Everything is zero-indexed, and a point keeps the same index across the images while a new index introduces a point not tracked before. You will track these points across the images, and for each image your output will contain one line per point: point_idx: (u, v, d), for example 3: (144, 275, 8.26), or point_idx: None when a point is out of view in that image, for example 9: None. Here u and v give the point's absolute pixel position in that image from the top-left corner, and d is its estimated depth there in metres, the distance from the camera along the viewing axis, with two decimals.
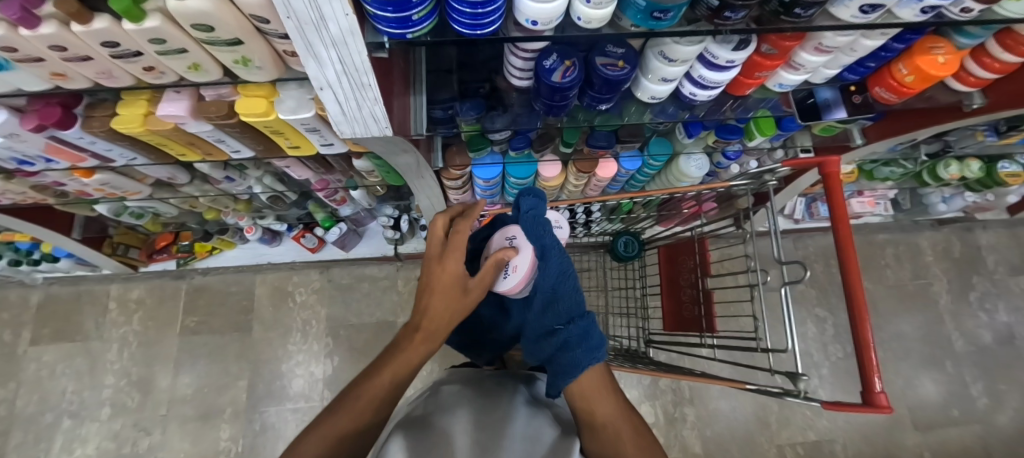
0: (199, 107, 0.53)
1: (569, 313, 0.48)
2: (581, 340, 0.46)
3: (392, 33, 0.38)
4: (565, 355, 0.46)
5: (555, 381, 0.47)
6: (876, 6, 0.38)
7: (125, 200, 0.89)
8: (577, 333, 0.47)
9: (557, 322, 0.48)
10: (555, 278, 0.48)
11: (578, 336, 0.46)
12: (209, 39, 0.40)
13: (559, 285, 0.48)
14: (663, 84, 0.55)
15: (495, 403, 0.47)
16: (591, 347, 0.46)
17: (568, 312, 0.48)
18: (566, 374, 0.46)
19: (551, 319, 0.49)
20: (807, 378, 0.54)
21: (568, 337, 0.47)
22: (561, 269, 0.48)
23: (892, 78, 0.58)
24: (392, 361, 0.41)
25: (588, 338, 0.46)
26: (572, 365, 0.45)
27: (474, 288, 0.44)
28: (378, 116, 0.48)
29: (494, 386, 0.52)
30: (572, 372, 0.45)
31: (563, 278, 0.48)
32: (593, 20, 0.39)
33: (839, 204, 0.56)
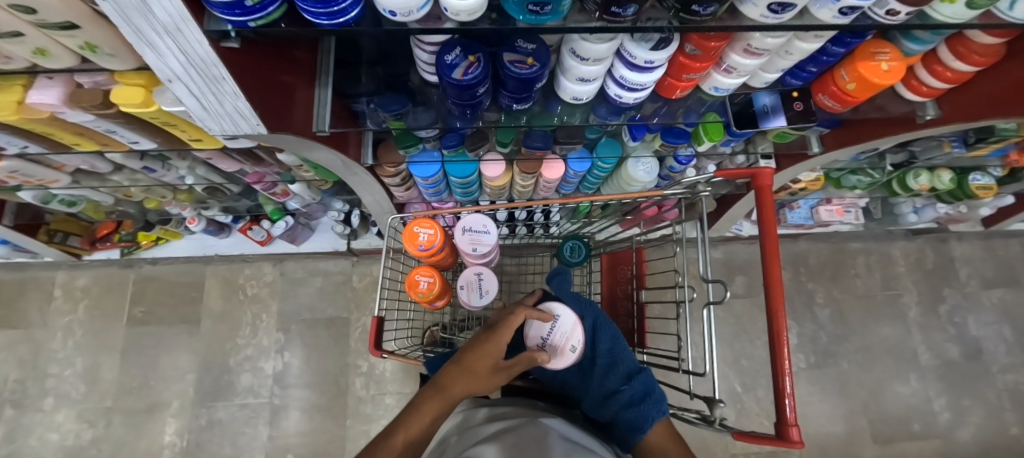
0: (75, 95, 0.48)
1: (626, 373, 0.60)
2: (645, 394, 0.56)
3: (233, 20, 0.33)
4: (640, 411, 0.55)
5: (627, 439, 0.55)
6: (784, 5, 0.34)
7: (49, 188, 0.84)
8: (639, 390, 0.57)
9: (620, 382, 0.58)
10: (613, 344, 0.62)
11: (644, 393, 0.57)
12: (38, 22, 0.35)
13: (613, 348, 0.62)
14: (582, 84, 0.51)
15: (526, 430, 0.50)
16: (654, 401, 0.56)
17: (626, 372, 0.59)
18: (638, 430, 0.54)
19: (614, 381, 0.59)
20: (723, 405, 0.51)
21: (633, 394, 0.57)
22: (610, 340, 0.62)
23: (835, 84, 0.54)
24: (430, 400, 0.48)
25: (651, 393, 0.56)
26: (643, 419, 0.54)
27: (502, 371, 0.52)
28: (245, 111, 0.44)
29: (520, 413, 0.56)
30: (644, 426, 0.54)
31: (613, 345, 0.62)
32: (462, 12, 0.34)
33: (768, 219, 0.53)
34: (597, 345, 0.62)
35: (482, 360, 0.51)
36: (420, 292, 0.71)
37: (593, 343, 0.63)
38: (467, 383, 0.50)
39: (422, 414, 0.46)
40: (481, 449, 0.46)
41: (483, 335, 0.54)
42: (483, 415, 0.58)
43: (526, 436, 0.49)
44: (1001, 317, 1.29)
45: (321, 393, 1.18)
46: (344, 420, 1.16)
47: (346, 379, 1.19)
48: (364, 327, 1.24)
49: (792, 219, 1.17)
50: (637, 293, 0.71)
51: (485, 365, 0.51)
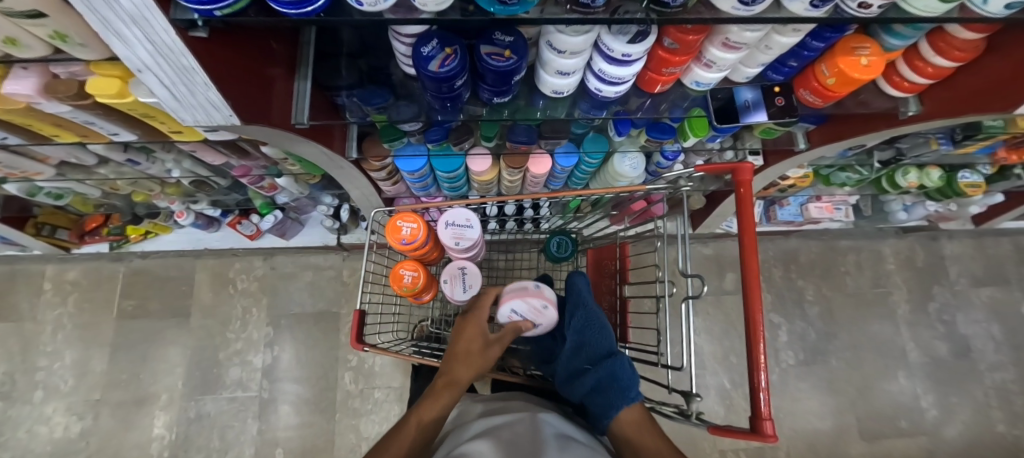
0: (50, 86, 0.48)
1: (596, 356, 0.57)
2: (610, 379, 0.54)
3: (198, 9, 0.33)
4: (607, 395, 0.53)
5: (598, 422, 0.55)
6: None
7: (34, 180, 0.84)
8: (604, 376, 0.54)
9: (587, 362, 0.57)
10: (588, 328, 0.59)
11: (609, 378, 0.54)
12: (4, 10, 0.35)
13: (584, 330, 0.59)
14: (561, 78, 0.51)
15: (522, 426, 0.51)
16: (621, 387, 0.53)
17: (595, 356, 0.57)
18: (604, 416, 0.53)
19: (581, 360, 0.57)
20: (700, 398, 0.51)
21: (599, 378, 0.55)
22: (588, 323, 0.60)
23: (816, 79, 0.54)
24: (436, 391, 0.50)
25: (617, 380, 0.54)
26: (608, 405, 0.53)
27: (493, 343, 0.56)
28: (218, 103, 0.43)
29: (515, 410, 0.57)
30: (611, 412, 0.53)
31: (587, 324, 0.59)
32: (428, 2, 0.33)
33: (747, 214, 0.52)
34: (571, 323, 0.61)
35: (470, 341, 0.56)
36: (405, 286, 0.71)
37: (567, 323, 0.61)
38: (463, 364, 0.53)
39: (431, 401, 0.49)
40: (479, 445, 0.46)
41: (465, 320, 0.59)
42: (479, 409, 0.59)
43: (524, 432, 0.49)
44: (990, 316, 1.30)
45: (311, 387, 1.18)
46: (334, 414, 1.16)
47: (336, 374, 1.20)
48: None
49: (782, 216, 1.17)
50: (620, 288, 0.71)
51: (474, 341, 0.56)
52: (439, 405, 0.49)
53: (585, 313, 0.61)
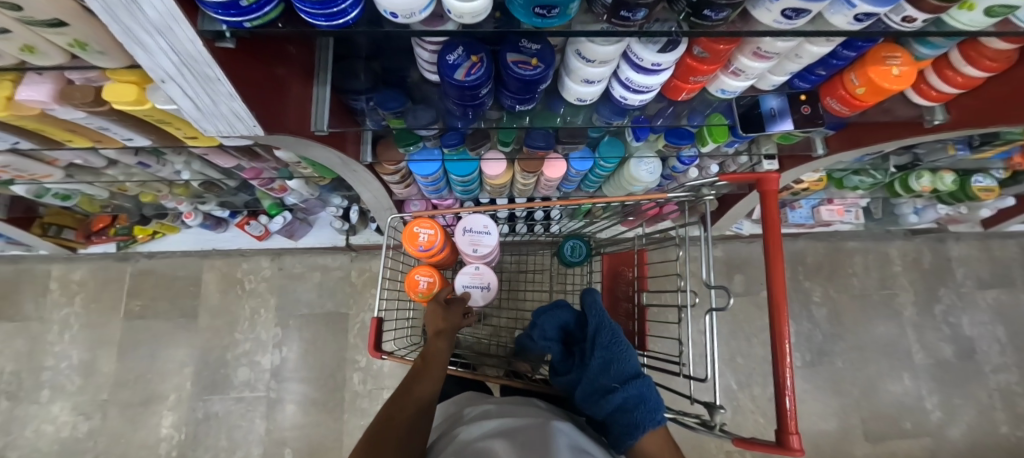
0: (65, 92, 0.46)
1: (623, 375, 0.57)
2: (636, 400, 0.54)
3: (229, 20, 0.32)
4: (633, 414, 0.53)
5: (621, 440, 0.54)
6: (799, 10, 0.33)
7: (42, 182, 0.83)
8: (633, 395, 0.54)
9: (615, 381, 0.56)
10: (614, 345, 0.59)
11: (636, 398, 0.54)
12: (25, 19, 0.34)
13: (612, 348, 0.59)
14: (586, 86, 0.50)
15: (531, 426, 0.52)
16: (647, 408, 0.53)
17: (622, 374, 0.57)
18: (628, 434, 0.53)
19: (609, 377, 0.57)
20: (723, 410, 0.51)
21: (626, 398, 0.54)
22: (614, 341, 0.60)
23: (844, 88, 0.53)
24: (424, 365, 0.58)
25: (644, 400, 0.54)
26: (632, 425, 0.53)
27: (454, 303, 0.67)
28: (243, 114, 0.43)
29: (522, 413, 0.57)
30: (634, 432, 0.53)
31: (615, 342, 0.60)
32: (466, 15, 0.32)
33: (772, 225, 0.52)
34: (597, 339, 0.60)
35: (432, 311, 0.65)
36: (420, 291, 0.71)
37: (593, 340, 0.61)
38: (436, 322, 0.63)
39: (429, 357, 0.59)
40: (493, 446, 0.47)
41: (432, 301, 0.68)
42: (485, 408, 0.60)
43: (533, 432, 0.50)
44: (995, 318, 1.30)
45: (319, 388, 1.18)
46: (342, 415, 1.17)
47: (344, 375, 1.20)
48: (363, 322, 1.24)
49: (793, 218, 1.16)
50: (638, 295, 0.70)
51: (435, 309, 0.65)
52: (434, 352, 0.59)
53: (610, 331, 0.61)
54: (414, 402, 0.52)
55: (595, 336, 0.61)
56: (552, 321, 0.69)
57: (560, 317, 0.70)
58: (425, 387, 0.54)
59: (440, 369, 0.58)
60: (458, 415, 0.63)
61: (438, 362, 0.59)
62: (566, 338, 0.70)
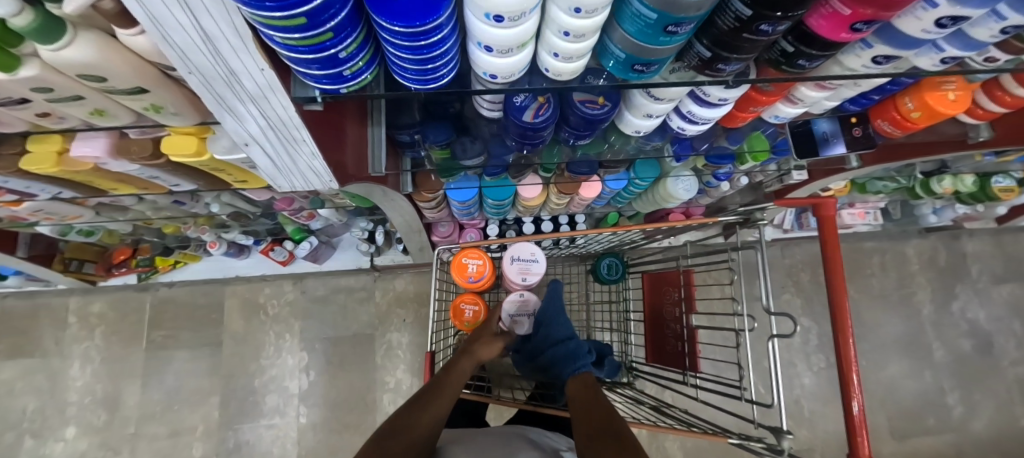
0: (120, 146, 0.45)
1: (558, 337, 0.64)
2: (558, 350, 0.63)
3: (324, 88, 0.32)
4: (562, 363, 0.61)
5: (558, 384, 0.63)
6: (890, 57, 0.34)
7: (69, 222, 0.81)
8: (561, 351, 0.62)
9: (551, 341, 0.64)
10: (551, 314, 0.68)
11: (564, 353, 0.61)
12: (106, 88, 0.33)
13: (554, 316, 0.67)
14: (647, 120, 0.49)
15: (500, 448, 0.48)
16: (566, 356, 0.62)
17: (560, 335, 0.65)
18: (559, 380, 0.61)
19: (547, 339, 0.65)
20: (791, 436, 0.52)
21: (556, 354, 0.62)
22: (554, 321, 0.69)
23: (896, 111, 0.53)
24: (447, 379, 0.56)
25: (570, 354, 0.61)
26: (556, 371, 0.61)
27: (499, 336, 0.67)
28: (319, 169, 0.45)
29: (492, 434, 0.53)
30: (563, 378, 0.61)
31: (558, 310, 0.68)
32: (563, 73, 0.33)
33: (833, 249, 0.53)
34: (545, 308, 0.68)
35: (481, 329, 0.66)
36: (467, 321, 0.71)
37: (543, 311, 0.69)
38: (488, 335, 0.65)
39: (439, 387, 0.54)
40: None
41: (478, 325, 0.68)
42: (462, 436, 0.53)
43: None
44: (1010, 312, 1.32)
45: (349, 411, 1.18)
46: None
47: (374, 396, 1.19)
48: (389, 342, 1.23)
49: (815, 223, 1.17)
50: (686, 316, 0.70)
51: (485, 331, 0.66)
52: (458, 378, 0.57)
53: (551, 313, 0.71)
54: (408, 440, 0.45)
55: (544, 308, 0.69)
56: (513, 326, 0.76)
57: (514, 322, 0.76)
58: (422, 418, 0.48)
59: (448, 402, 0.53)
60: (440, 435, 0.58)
61: (447, 391, 0.54)
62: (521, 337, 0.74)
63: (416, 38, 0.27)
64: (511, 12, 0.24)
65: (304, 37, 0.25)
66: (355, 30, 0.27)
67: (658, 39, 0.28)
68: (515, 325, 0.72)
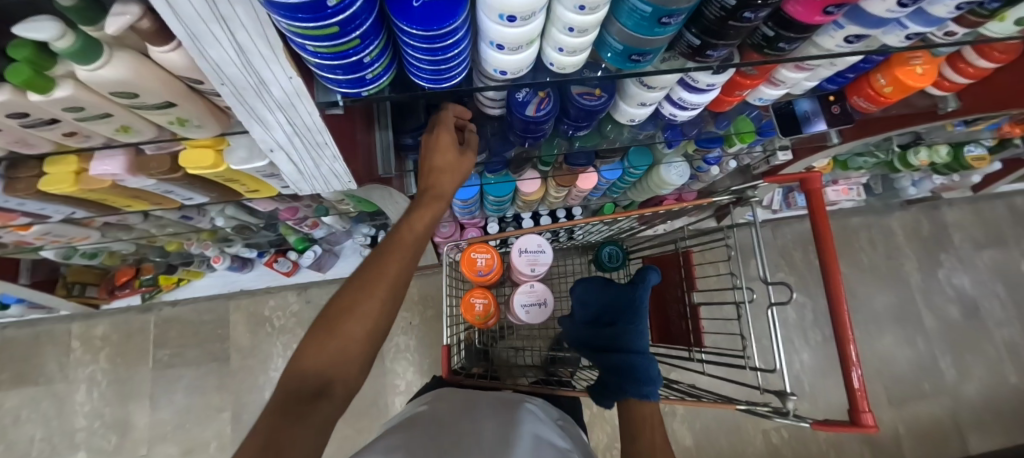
0: (138, 163, 0.47)
1: (636, 347, 0.61)
2: (634, 370, 0.57)
3: (346, 92, 0.34)
4: (628, 383, 0.56)
5: (608, 396, 0.57)
6: (861, 36, 0.37)
7: (74, 244, 0.81)
8: (636, 363, 0.58)
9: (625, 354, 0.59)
10: (635, 323, 0.63)
11: (632, 367, 0.57)
12: (136, 104, 0.35)
13: (636, 322, 0.63)
14: (641, 108, 0.52)
15: (506, 425, 0.47)
16: (639, 379, 0.56)
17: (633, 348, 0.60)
18: (615, 395, 0.56)
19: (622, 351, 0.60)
20: (795, 397, 0.55)
21: (625, 363, 0.58)
22: (638, 320, 0.64)
23: (871, 87, 0.57)
24: (389, 253, 0.42)
25: (638, 371, 0.57)
26: (620, 388, 0.56)
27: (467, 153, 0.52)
28: (338, 171, 0.48)
29: (493, 406, 0.53)
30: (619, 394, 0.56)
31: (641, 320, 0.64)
32: (566, 66, 0.36)
33: (822, 218, 0.56)
34: (630, 327, 0.62)
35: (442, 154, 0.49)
36: (477, 315, 0.73)
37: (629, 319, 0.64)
38: (444, 158, 0.49)
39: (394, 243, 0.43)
40: (450, 441, 0.43)
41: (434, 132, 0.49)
42: (452, 407, 0.52)
43: (494, 439, 0.43)
44: (993, 276, 1.38)
45: (361, 416, 1.19)
46: None
47: (385, 400, 1.20)
48: (397, 346, 1.25)
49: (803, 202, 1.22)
50: (688, 295, 0.73)
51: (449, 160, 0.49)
52: (423, 224, 0.46)
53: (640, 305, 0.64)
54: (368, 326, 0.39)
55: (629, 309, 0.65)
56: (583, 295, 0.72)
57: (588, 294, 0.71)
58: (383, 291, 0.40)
59: (408, 262, 0.43)
60: (435, 398, 0.56)
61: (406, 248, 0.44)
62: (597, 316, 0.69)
63: (431, 40, 0.29)
64: (522, 13, 0.27)
65: (333, 44, 0.27)
66: (377, 37, 0.29)
67: (652, 30, 0.31)
68: (528, 316, 0.74)
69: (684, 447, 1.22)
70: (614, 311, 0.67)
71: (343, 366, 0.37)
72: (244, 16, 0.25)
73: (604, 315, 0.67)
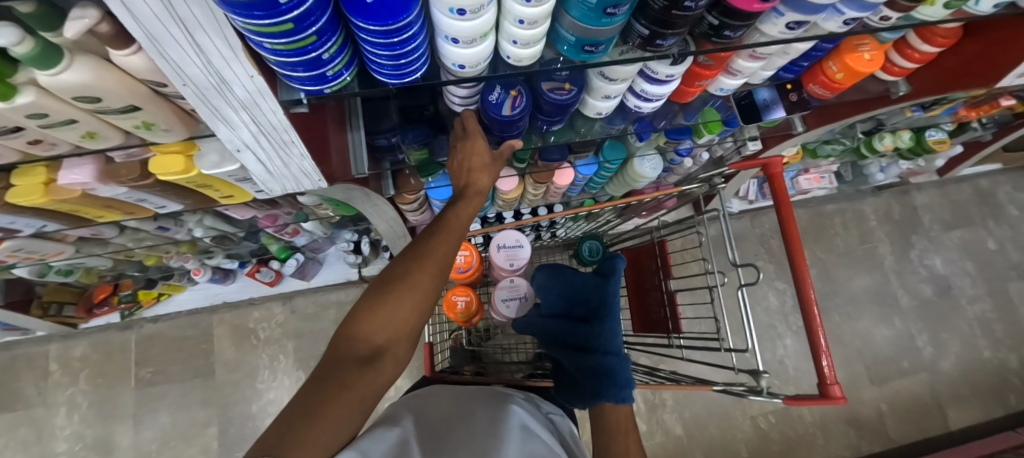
0: (108, 171, 0.47)
1: (609, 347, 0.60)
2: (609, 374, 0.56)
3: (308, 89, 0.35)
4: (602, 382, 0.55)
5: (586, 399, 0.56)
6: (801, 23, 0.39)
7: (48, 261, 0.80)
8: (609, 364, 0.57)
9: (600, 354, 0.59)
10: (607, 319, 0.63)
11: (606, 370, 0.56)
12: (100, 109, 0.36)
13: (606, 320, 0.62)
14: (606, 101, 0.54)
15: (499, 418, 0.48)
16: (614, 381, 0.55)
17: (607, 348, 0.60)
18: (592, 399, 0.55)
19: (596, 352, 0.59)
20: (768, 375, 0.57)
21: (597, 364, 0.57)
22: (611, 317, 0.63)
23: (823, 74, 0.60)
24: (439, 244, 0.47)
25: (613, 374, 0.56)
26: (596, 391, 0.55)
27: (497, 161, 0.56)
28: (308, 169, 0.49)
29: (484, 399, 0.53)
30: (596, 397, 0.55)
31: (614, 317, 0.63)
32: (523, 59, 0.37)
33: (783, 200, 0.59)
34: (601, 331, 0.62)
35: (478, 155, 0.53)
36: (460, 312, 0.74)
37: (602, 317, 0.63)
38: (480, 158, 0.54)
39: (442, 229, 0.49)
40: (443, 440, 0.43)
41: (472, 141, 0.53)
42: (443, 403, 0.52)
43: (484, 433, 0.45)
44: (962, 255, 1.43)
45: None
46: None
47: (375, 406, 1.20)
48: None
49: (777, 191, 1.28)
50: (665, 283, 0.75)
51: (481, 163, 0.54)
52: (467, 214, 0.52)
53: (614, 302, 0.63)
54: (413, 303, 0.43)
55: (603, 308, 0.64)
56: (554, 288, 0.70)
57: (559, 285, 0.69)
58: (426, 275, 0.45)
59: (451, 250, 0.48)
60: (434, 389, 0.57)
61: (454, 233, 0.49)
62: (570, 310, 0.68)
63: (388, 35, 0.30)
64: (471, 6, 0.28)
65: (290, 41, 0.28)
66: (334, 34, 0.30)
67: (601, 21, 0.32)
68: (510, 311, 0.76)
69: (675, 437, 1.23)
70: (583, 304, 0.67)
71: (390, 338, 0.42)
72: (200, 17, 0.25)
73: (577, 311, 0.67)
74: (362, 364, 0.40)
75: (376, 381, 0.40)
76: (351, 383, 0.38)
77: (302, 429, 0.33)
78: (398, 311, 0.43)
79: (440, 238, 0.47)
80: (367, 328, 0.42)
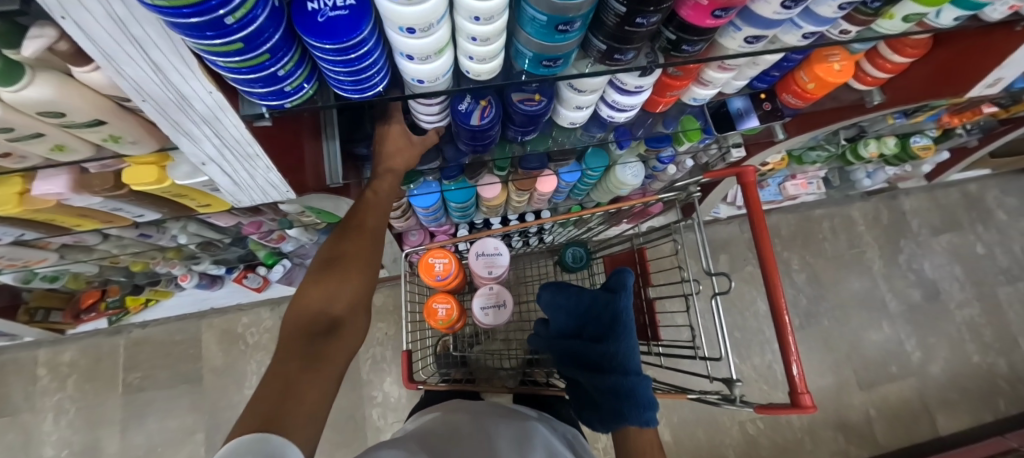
0: (81, 182, 0.47)
1: (629, 366, 0.58)
2: (632, 394, 0.56)
3: (270, 104, 0.35)
4: (626, 408, 0.56)
5: (608, 422, 0.58)
6: (758, 37, 0.40)
7: (32, 268, 0.80)
8: (631, 386, 0.56)
9: (621, 374, 0.58)
10: (625, 335, 0.60)
11: (628, 390, 0.56)
12: (65, 123, 0.36)
13: (621, 337, 0.60)
14: (578, 111, 0.54)
15: (525, 433, 0.51)
16: (637, 402, 0.56)
17: (627, 367, 0.58)
18: (615, 421, 0.57)
19: (616, 373, 0.58)
20: (741, 383, 0.57)
21: (618, 385, 0.57)
22: (626, 336, 0.60)
23: (796, 84, 0.60)
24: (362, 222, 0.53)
25: (635, 394, 0.56)
26: (620, 412, 0.56)
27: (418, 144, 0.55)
28: (275, 181, 0.49)
29: (507, 416, 0.56)
30: (619, 419, 0.56)
31: (631, 334, 0.60)
32: (482, 73, 0.38)
33: (755, 209, 0.59)
34: (618, 351, 0.59)
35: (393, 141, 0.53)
36: (440, 319, 0.74)
37: (618, 336, 0.60)
38: (395, 143, 0.53)
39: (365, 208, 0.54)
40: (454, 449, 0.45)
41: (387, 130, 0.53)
42: (460, 415, 0.54)
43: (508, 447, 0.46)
44: (951, 259, 1.44)
45: (340, 430, 1.19)
46: None
47: (363, 411, 1.21)
48: (373, 357, 1.25)
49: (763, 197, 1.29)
50: (643, 291, 0.76)
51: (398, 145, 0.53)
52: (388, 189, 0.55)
53: (627, 319, 0.60)
54: (358, 274, 0.48)
55: (616, 324, 0.61)
56: (563, 307, 0.68)
57: (567, 304, 0.67)
58: (362, 247, 0.51)
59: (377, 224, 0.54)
60: (452, 403, 0.59)
61: (379, 209, 0.55)
62: (581, 328, 0.66)
63: (343, 52, 0.31)
64: (419, 24, 0.29)
65: (244, 59, 0.29)
66: (289, 50, 0.31)
67: (554, 37, 0.33)
68: (489, 318, 0.76)
69: (664, 443, 1.23)
70: (600, 323, 0.64)
71: (348, 309, 0.45)
72: (154, 36, 0.26)
73: (590, 327, 0.65)
74: (328, 334, 0.43)
75: (343, 347, 0.43)
76: (321, 356, 0.40)
77: (288, 405, 0.34)
78: (343, 283, 0.47)
79: (364, 215, 0.54)
80: (320, 300, 0.45)
